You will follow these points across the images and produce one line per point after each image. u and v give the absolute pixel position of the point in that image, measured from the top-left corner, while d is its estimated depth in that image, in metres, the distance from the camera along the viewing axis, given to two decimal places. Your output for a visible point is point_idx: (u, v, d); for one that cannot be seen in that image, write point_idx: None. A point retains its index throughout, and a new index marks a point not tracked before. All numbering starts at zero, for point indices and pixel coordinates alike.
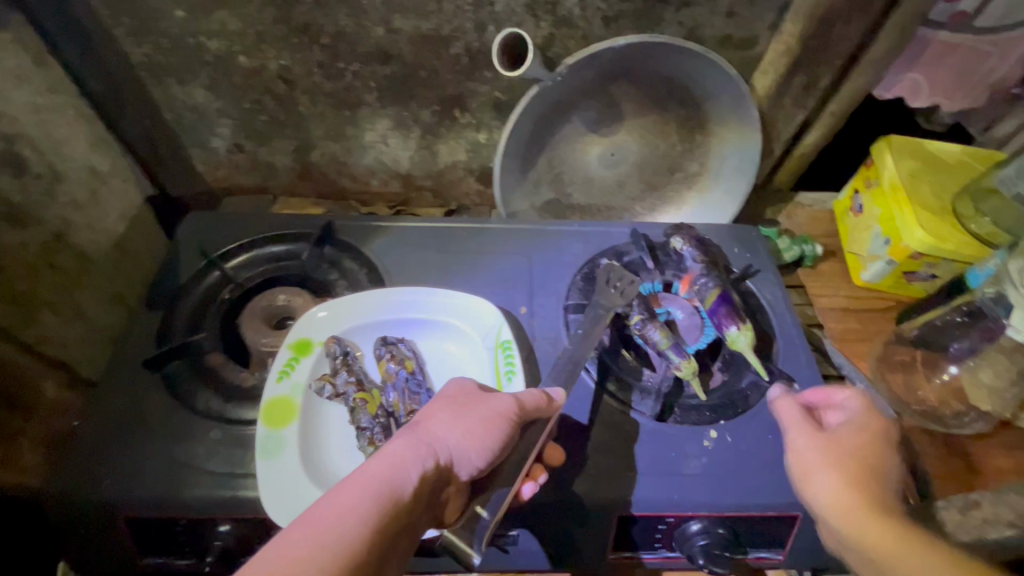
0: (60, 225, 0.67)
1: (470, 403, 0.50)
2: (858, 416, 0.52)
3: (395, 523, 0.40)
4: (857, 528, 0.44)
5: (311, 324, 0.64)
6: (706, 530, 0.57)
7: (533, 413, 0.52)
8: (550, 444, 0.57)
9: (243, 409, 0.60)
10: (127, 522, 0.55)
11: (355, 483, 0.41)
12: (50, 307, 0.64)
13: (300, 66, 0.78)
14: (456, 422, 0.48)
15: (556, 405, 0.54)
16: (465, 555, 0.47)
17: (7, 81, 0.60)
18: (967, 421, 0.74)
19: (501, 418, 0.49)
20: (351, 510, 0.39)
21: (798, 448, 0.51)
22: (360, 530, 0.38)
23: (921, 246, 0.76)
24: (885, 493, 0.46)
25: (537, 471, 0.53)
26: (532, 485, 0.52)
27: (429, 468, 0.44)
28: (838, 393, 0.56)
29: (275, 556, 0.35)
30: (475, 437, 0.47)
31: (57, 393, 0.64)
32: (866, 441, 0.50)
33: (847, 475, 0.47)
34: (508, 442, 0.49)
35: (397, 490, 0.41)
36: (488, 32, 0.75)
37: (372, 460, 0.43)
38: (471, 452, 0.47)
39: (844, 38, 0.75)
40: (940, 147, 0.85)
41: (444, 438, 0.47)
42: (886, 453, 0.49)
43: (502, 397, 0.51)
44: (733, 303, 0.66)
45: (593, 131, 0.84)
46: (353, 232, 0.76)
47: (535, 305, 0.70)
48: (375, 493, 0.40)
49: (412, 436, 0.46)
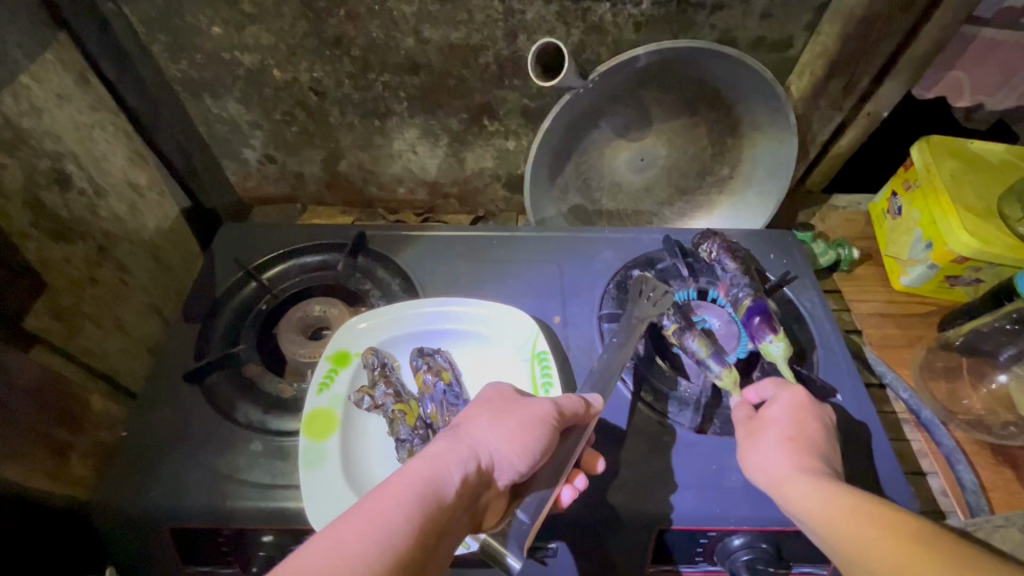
0: (101, 239, 0.68)
1: (510, 407, 0.50)
2: (781, 400, 0.56)
3: (438, 526, 0.40)
4: (802, 508, 0.45)
5: (349, 336, 0.64)
6: (748, 546, 0.56)
7: (572, 418, 0.52)
8: (588, 452, 0.56)
9: (283, 421, 0.61)
10: (173, 532, 0.56)
11: (397, 483, 0.41)
12: (93, 320, 0.66)
13: (332, 78, 0.79)
14: (497, 425, 0.48)
15: (593, 412, 0.53)
16: (506, 559, 0.48)
17: (52, 99, 0.63)
18: (1015, 432, 0.71)
19: (543, 422, 0.49)
20: (397, 506, 0.39)
21: (744, 453, 0.53)
22: (405, 530, 0.38)
23: (965, 250, 0.73)
24: (819, 466, 0.49)
25: (575, 474, 0.53)
26: (570, 490, 0.52)
27: (471, 472, 0.44)
28: (763, 386, 0.59)
29: (320, 550, 0.35)
30: (517, 441, 0.47)
31: (103, 404, 0.66)
32: (800, 421, 0.53)
33: (785, 461, 0.49)
34: (549, 447, 0.49)
35: (440, 491, 0.41)
36: (518, 39, 0.75)
37: (415, 460, 0.43)
38: (512, 456, 0.47)
39: (885, 38, 0.73)
40: (983, 146, 0.82)
41: (485, 441, 0.47)
42: (807, 426, 0.53)
43: (542, 401, 0.51)
44: (768, 311, 0.64)
45: (622, 136, 0.83)
46: (385, 242, 0.76)
47: (568, 314, 0.70)
48: (419, 492, 0.40)
49: (453, 439, 0.46)
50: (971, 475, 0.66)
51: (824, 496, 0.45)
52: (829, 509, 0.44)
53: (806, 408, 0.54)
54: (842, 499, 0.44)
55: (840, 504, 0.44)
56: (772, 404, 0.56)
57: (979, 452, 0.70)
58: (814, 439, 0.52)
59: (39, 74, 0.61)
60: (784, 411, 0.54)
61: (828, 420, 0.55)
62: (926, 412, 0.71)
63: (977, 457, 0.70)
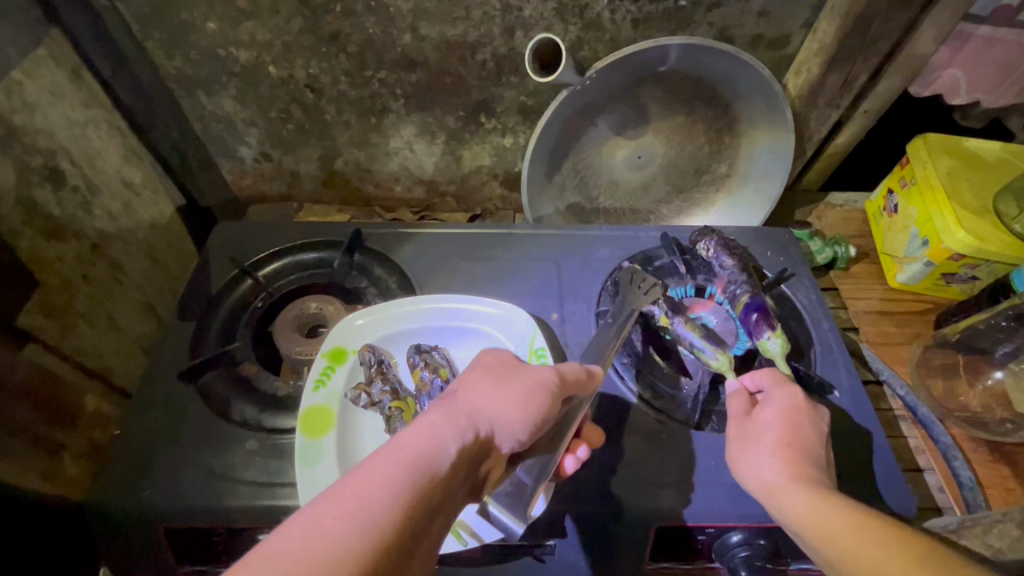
0: (94, 237, 0.68)
1: (508, 374, 0.47)
2: (772, 402, 0.55)
3: (433, 499, 0.36)
4: (795, 518, 0.45)
5: (346, 333, 0.64)
6: (746, 542, 0.55)
7: (572, 385, 0.50)
8: (588, 424, 0.56)
9: (279, 419, 0.61)
10: (167, 531, 0.56)
11: (387, 454, 0.37)
12: (87, 319, 0.65)
13: (328, 75, 0.78)
14: (497, 392, 0.45)
15: (594, 383, 0.53)
16: (509, 523, 0.47)
17: (45, 96, 0.62)
18: (1012, 428, 0.72)
19: (543, 388, 0.47)
20: (387, 479, 0.35)
21: (736, 457, 0.52)
22: (395, 505, 0.34)
23: (961, 248, 0.73)
24: (814, 474, 0.48)
25: (576, 444, 0.53)
26: (572, 459, 0.52)
27: (470, 441, 0.40)
28: (760, 376, 0.59)
29: (298, 534, 0.32)
30: (519, 408, 0.45)
31: (96, 404, 0.65)
32: (785, 421, 0.53)
33: (779, 470, 0.48)
34: (549, 414, 0.47)
35: (437, 461, 0.38)
36: (516, 36, 0.75)
37: (407, 429, 0.39)
38: (513, 424, 0.44)
39: (882, 36, 0.73)
40: (978, 144, 0.82)
41: (485, 408, 0.43)
42: (801, 428, 0.52)
43: (545, 368, 0.49)
44: (765, 308, 0.64)
45: (619, 134, 0.83)
46: (382, 240, 0.76)
47: (565, 312, 0.70)
48: (412, 463, 0.37)
49: (449, 407, 0.42)
50: (968, 472, 0.66)
51: (820, 513, 0.44)
52: (824, 523, 0.43)
53: (800, 412, 0.54)
54: (836, 518, 0.43)
55: (835, 524, 0.43)
56: (766, 407, 0.55)
57: (975, 449, 0.70)
58: (808, 442, 0.51)
59: (31, 70, 0.61)
60: (776, 415, 0.54)
61: (822, 424, 0.54)
62: (922, 409, 0.71)
63: (973, 454, 0.70)
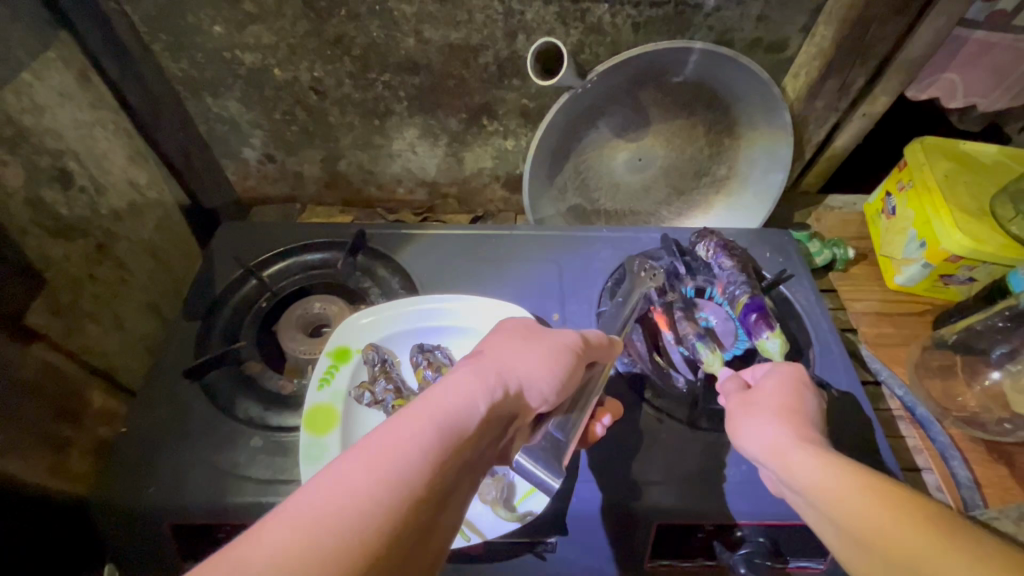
0: (101, 237, 0.68)
1: (532, 338, 0.48)
2: (776, 373, 0.55)
3: (465, 454, 0.36)
4: (800, 476, 0.43)
5: (350, 332, 0.65)
6: (745, 539, 0.56)
7: (595, 349, 0.52)
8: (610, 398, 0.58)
9: (284, 417, 0.61)
10: (172, 528, 0.56)
11: (416, 411, 0.36)
12: (93, 318, 0.66)
13: (332, 77, 0.79)
14: (524, 353, 0.46)
15: (616, 348, 0.54)
16: (546, 478, 0.46)
17: (54, 98, 0.63)
18: (1009, 428, 0.72)
19: (568, 349, 0.48)
20: (421, 431, 0.35)
21: (738, 423, 0.52)
22: (430, 455, 0.34)
23: (959, 249, 0.74)
24: (816, 436, 0.47)
25: (601, 413, 0.55)
26: (600, 426, 0.54)
27: (501, 397, 0.41)
28: (758, 367, 0.59)
29: (326, 489, 0.31)
30: (545, 368, 0.46)
31: (102, 401, 0.66)
32: (788, 390, 0.53)
33: (782, 431, 0.47)
34: (573, 374, 0.48)
35: (471, 416, 0.38)
36: (518, 40, 0.76)
37: (436, 386, 0.39)
38: (539, 382, 0.45)
39: (880, 40, 0.74)
40: (975, 147, 0.83)
41: (513, 368, 0.44)
42: (803, 397, 0.52)
43: (568, 332, 0.50)
44: (764, 309, 0.65)
45: (620, 136, 0.84)
46: (385, 241, 0.76)
47: (567, 311, 0.71)
48: (447, 417, 0.36)
49: (477, 366, 0.42)
50: (966, 471, 0.67)
51: (826, 471, 0.42)
52: (824, 478, 0.41)
53: (800, 383, 0.54)
54: (839, 472, 0.41)
55: (842, 481, 0.40)
56: (768, 379, 0.55)
57: (973, 449, 0.71)
58: (805, 409, 0.51)
59: (40, 71, 0.62)
60: (778, 386, 0.53)
61: (821, 401, 0.53)
62: (921, 409, 0.72)
63: (971, 454, 0.71)
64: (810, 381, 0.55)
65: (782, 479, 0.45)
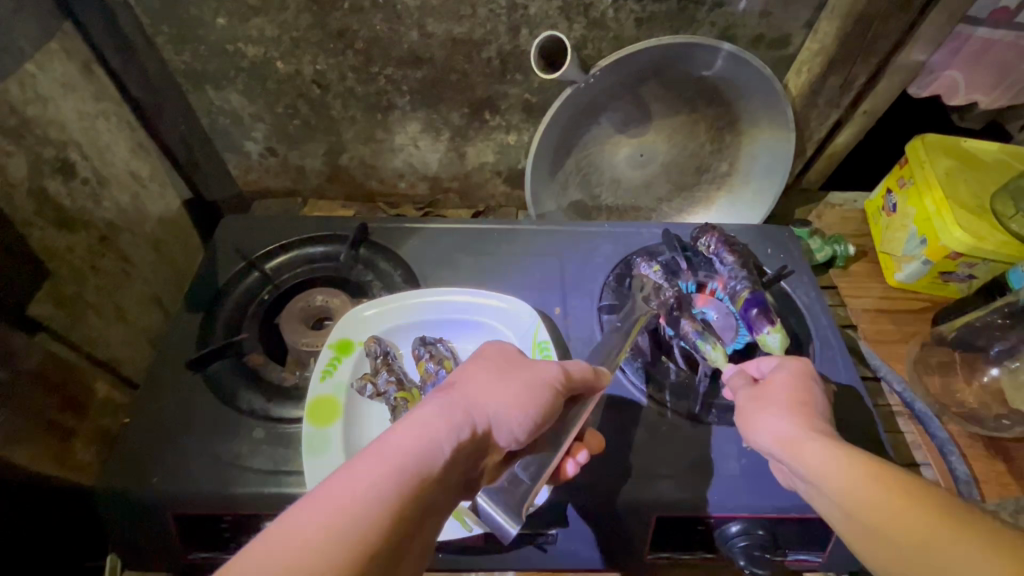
0: (103, 228, 0.69)
1: (510, 367, 0.47)
2: (785, 366, 0.55)
3: (423, 500, 0.36)
4: (812, 466, 0.43)
5: (354, 324, 0.65)
6: (745, 532, 0.56)
7: (580, 384, 0.50)
8: (590, 430, 0.55)
9: (285, 409, 0.62)
10: (176, 517, 0.56)
11: (373, 458, 0.36)
12: (96, 310, 0.66)
13: (335, 71, 0.79)
14: (498, 387, 0.45)
15: (602, 382, 0.52)
16: (503, 522, 0.44)
17: (57, 89, 0.63)
18: (1007, 424, 0.73)
19: (546, 385, 0.47)
20: (373, 484, 0.35)
21: (747, 413, 0.52)
22: (380, 512, 0.34)
23: (959, 246, 0.74)
24: (826, 428, 0.47)
25: (576, 448, 0.52)
26: (573, 463, 0.51)
27: (466, 438, 0.41)
28: (762, 360, 0.58)
29: (276, 543, 0.31)
30: (519, 404, 0.45)
31: (106, 391, 0.66)
32: (797, 385, 0.53)
33: (793, 423, 0.48)
34: (550, 411, 0.47)
35: (430, 463, 0.38)
36: (521, 34, 0.76)
37: (398, 427, 0.39)
38: (511, 419, 0.44)
39: (882, 37, 0.74)
40: (977, 145, 0.83)
41: (483, 404, 0.43)
42: (812, 390, 0.52)
43: (549, 365, 0.49)
44: (765, 304, 0.65)
45: (622, 132, 0.84)
46: (387, 234, 0.77)
47: (568, 305, 0.71)
48: (403, 467, 0.36)
49: (444, 403, 0.42)
50: (964, 467, 0.67)
51: (837, 461, 0.42)
52: (837, 467, 0.42)
53: (807, 376, 0.54)
54: (852, 462, 0.41)
55: (851, 472, 0.41)
56: (778, 373, 0.55)
57: (971, 445, 0.71)
58: (813, 403, 0.51)
59: (43, 62, 0.62)
60: (787, 379, 0.53)
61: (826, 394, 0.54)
62: (919, 404, 0.72)
63: (969, 449, 0.71)
64: (817, 375, 0.55)
65: (789, 466, 0.46)
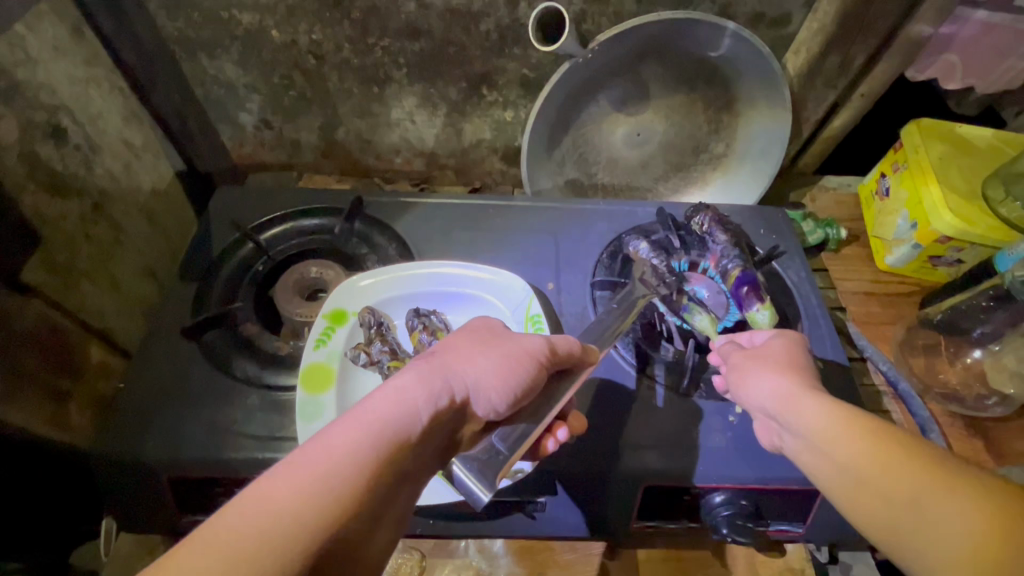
0: (96, 196, 0.68)
1: (492, 340, 0.48)
2: (772, 343, 0.56)
3: (398, 465, 0.37)
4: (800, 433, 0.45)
5: (348, 295, 0.65)
6: (728, 502, 0.58)
7: (565, 358, 0.51)
8: (574, 411, 0.55)
9: (279, 377, 0.62)
10: (171, 481, 0.57)
11: (351, 423, 0.37)
12: (89, 278, 0.66)
13: (331, 41, 0.78)
14: (477, 358, 0.46)
15: (588, 358, 0.52)
16: (476, 491, 0.43)
17: (47, 51, 0.63)
18: (988, 404, 0.74)
19: (529, 357, 0.48)
20: (348, 449, 0.36)
21: (734, 385, 0.53)
22: (354, 475, 0.35)
23: (949, 230, 0.75)
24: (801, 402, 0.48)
25: (557, 425, 0.52)
26: (553, 440, 0.52)
27: (442, 407, 0.41)
28: (755, 334, 0.59)
29: (247, 508, 0.32)
30: (498, 375, 0.45)
31: (100, 358, 0.66)
32: (788, 355, 0.54)
33: (770, 397, 0.49)
34: (533, 383, 0.47)
35: (404, 430, 0.38)
36: (520, 7, 0.75)
37: (376, 394, 0.40)
38: (489, 391, 0.45)
39: (881, 18, 0.74)
40: (970, 130, 0.84)
41: (462, 374, 0.44)
42: (799, 363, 0.53)
43: (533, 338, 0.49)
44: (755, 282, 0.66)
45: (619, 111, 0.84)
46: (382, 208, 0.76)
47: (561, 281, 0.72)
48: (377, 433, 0.37)
49: (423, 371, 0.43)
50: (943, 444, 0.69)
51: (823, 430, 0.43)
52: (828, 432, 0.43)
53: (792, 351, 0.55)
54: (832, 431, 0.43)
55: (833, 437, 0.43)
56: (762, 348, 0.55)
57: (952, 423, 0.73)
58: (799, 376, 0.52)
59: (34, 24, 0.61)
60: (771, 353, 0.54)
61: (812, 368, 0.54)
62: (903, 384, 0.73)
63: (949, 428, 0.73)
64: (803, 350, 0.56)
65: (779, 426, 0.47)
